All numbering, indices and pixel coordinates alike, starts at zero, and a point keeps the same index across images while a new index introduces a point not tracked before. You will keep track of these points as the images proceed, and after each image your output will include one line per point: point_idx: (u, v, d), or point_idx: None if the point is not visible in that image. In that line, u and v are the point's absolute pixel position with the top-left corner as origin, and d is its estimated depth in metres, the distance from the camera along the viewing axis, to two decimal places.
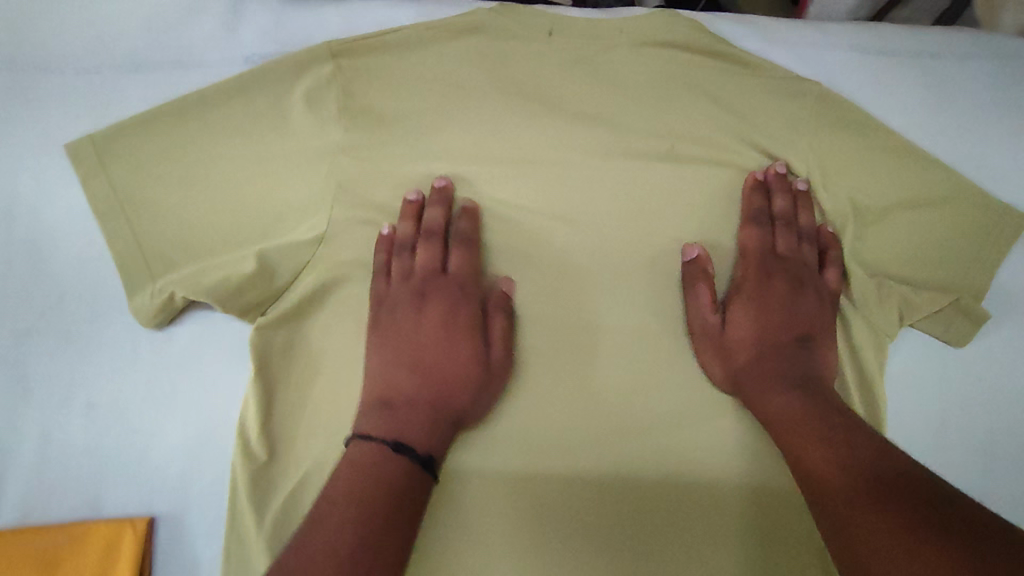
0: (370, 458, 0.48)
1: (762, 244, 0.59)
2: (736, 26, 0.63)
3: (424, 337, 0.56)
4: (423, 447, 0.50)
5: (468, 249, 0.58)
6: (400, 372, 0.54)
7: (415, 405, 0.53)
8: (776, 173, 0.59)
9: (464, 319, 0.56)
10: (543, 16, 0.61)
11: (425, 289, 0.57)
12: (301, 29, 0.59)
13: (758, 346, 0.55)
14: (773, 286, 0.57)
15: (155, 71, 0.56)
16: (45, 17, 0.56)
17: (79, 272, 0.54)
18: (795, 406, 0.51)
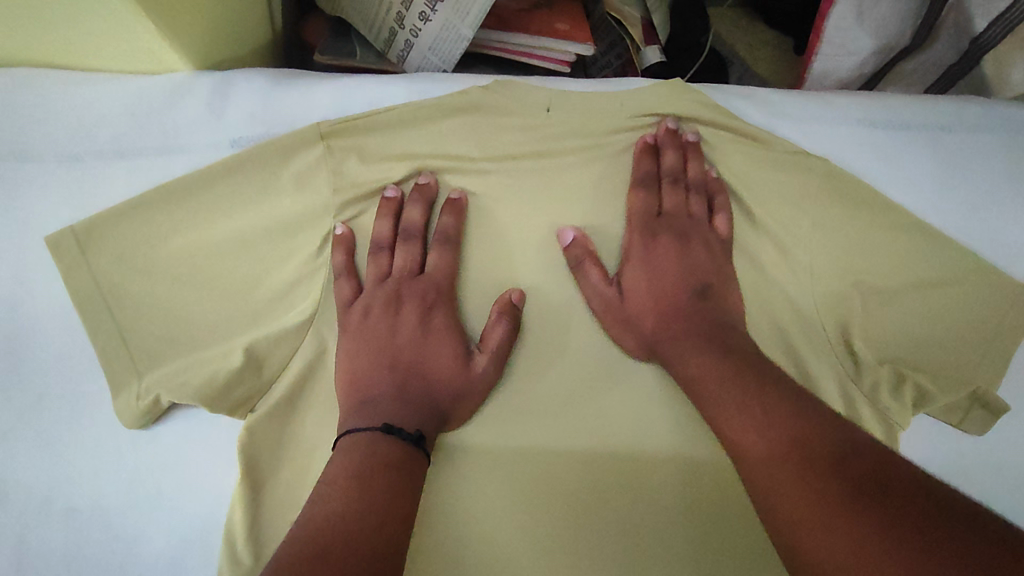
0: (369, 440, 0.47)
1: (642, 205, 0.57)
2: (738, 96, 0.61)
3: (402, 327, 0.54)
4: (411, 424, 0.49)
5: (442, 246, 0.56)
6: (377, 372, 0.52)
7: (407, 396, 0.51)
8: (667, 129, 0.58)
9: (441, 316, 0.55)
10: (541, 92, 0.59)
11: (400, 291, 0.55)
12: (289, 110, 0.57)
13: (658, 304, 0.55)
14: (652, 246, 0.56)
15: (141, 160, 0.55)
16: (23, 103, 0.54)
17: (59, 370, 0.52)
18: (711, 367, 0.49)
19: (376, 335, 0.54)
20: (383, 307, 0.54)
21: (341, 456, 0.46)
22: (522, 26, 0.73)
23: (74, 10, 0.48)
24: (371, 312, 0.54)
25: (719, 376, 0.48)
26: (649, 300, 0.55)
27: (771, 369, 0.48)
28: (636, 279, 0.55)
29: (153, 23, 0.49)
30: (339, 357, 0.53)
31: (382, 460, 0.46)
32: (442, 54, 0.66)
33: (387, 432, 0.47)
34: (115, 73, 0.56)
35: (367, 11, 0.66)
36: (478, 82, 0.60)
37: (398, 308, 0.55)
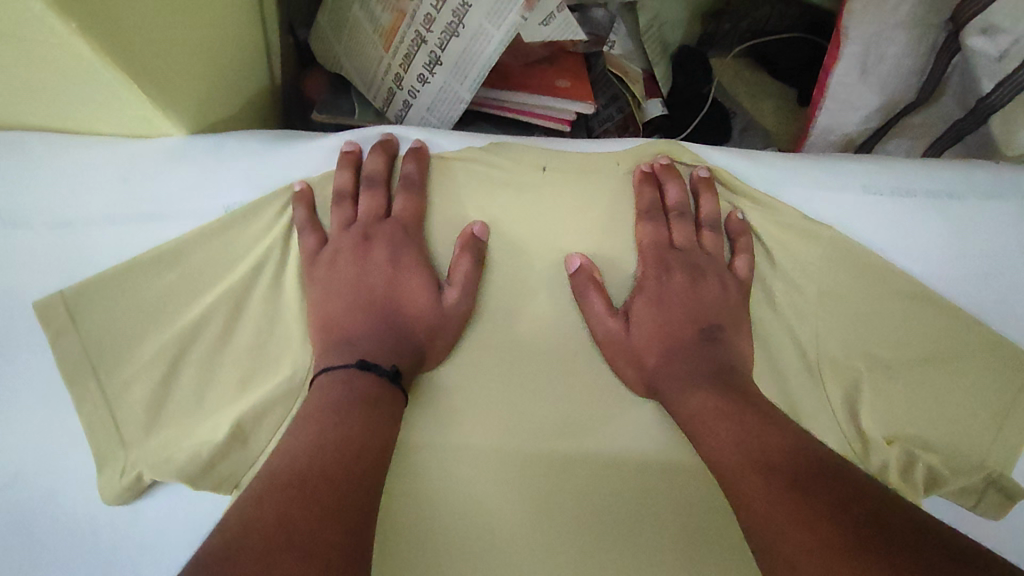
0: (344, 380, 0.48)
1: (654, 229, 0.56)
2: (740, 157, 0.58)
3: (372, 269, 0.54)
4: (388, 361, 0.50)
5: (407, 193, 0.55)
6: (348, 313, 0.52)
7: (382, 335, 0.52)
8: (660, 164, 0.58)
9: (411, 257, 0.54)
10: (537, 151, 0.57)
11: (367, 232, 0.55)
12: (282, 171, 0.56)
13: (666, 343, 0.53)
14: (665, 276, 0.55)
15: (132, 227, 0.54)
16: (15, 172, 0.54)
17: (44, 442, 0.51)
18: (709, 401, 0.49)
19: (346, 276, 0.53)
20: (353, 249, 0.54)
21: (318, 395, 0.47)
22: (522, 83, 0.73)
23: (60, 82, 0.48)
24: (341, 257, 0.54)
25: (726, 416, 0.48)
26: (657, 337, 0.54)
27: (768, 408, 0.48)
28: (644, 306, 0.54)
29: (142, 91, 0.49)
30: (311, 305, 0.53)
31: (358, 400, 0.47)
32: (441, 114, 0.65)
33: (363, 367, 0.49)
34: (107, 138, 0.55)
35: (368, 71, 0.67)
36: (471, 144, 0.57)
37: (367, 249, 0.54)
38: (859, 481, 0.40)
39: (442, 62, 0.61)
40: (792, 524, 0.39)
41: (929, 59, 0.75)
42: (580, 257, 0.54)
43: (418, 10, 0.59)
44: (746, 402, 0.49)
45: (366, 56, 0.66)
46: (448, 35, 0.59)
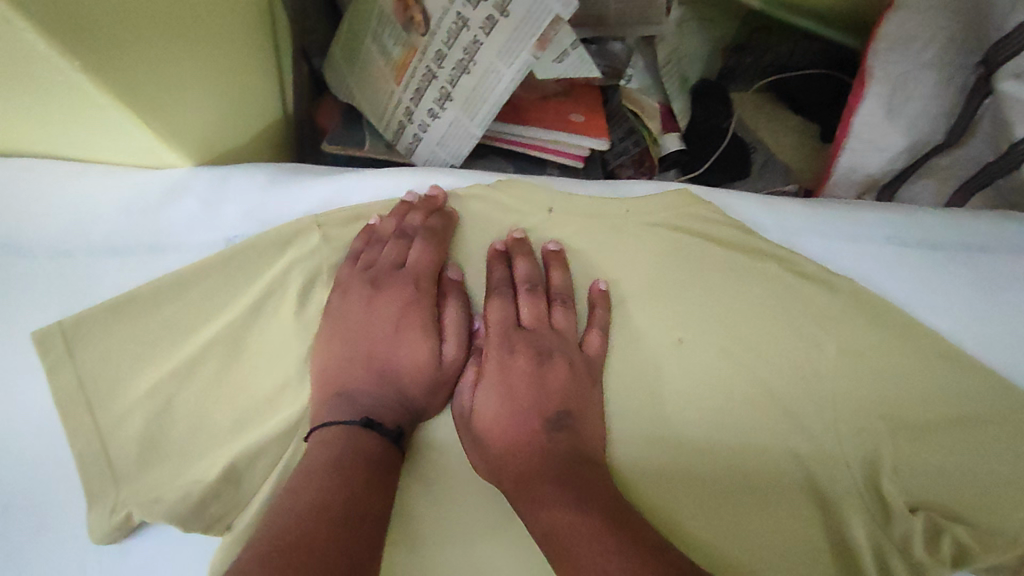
0: (336, 436, 0.46)
1: (405, 294, 0.53)
2: (756, 204, 0.57)
3: (380, 320, 0.52)
4: (391, 420, 0.48)
5: (427, 245, 0.53)
6: (349, 366, 0.51)
7: (357, 396, 0.49)
8: (513, 240, 0.54)
9: (420, 314, 0.52)
10: (545, 191, 0.55)
11: (378, 281, 0.53)
12: (285, 206, 0.55)
13: (506, 433, 0.48)
14: (427, 349, 0.51)
15: (132, 257, 0.53)
16: (20, 197, 0.53)
17: (28, 476, 0.49)
18: (550, 511, 0.44)
19: (355, 319, 0.52)
20: (361, 294, 0.53)
21: (320, 446, 0.46)
22: (536, 117, 0.71)
23: (60, 111, 0.47)
24: (349, 298, 0.53)
25: (591, 534, 0.41)
26: (505, 425, 0.49)
27: (647, 531, 0.42)
28: (408, 369, 0.50)
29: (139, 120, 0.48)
30: (315, 360, 0.52)
31: (360, 452, 0.46)
32: (451, 150, 0.64)
33: (365, 425, 0.47)
34: (112, 167, 0.55)
35: (379, 103, 0.67)
36: (480, 181, 0.57)
37: (374, 301, 0.52)
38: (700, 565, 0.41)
39: (453, 98, 0.60)
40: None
41: (959, 101, 0.72)
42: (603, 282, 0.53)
43: (429, 46, 0.58)
44: (613, 507, 0.43)
45: (377, 89, 0.66)
46: (459, 72, 0.58)
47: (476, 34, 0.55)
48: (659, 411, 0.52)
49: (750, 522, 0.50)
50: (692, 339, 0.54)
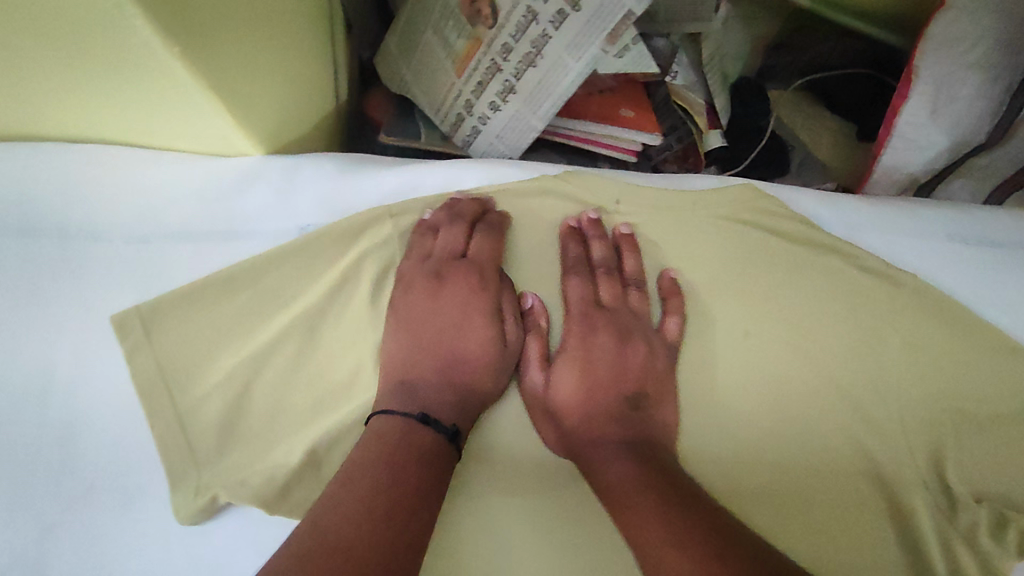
0: (401, 433, 0.46)
1: (468, 287, 0.53)
2: (816, 201, 0.58)
3: (448, 312, 0.53)
4: (447, 419, 0.48)
5: (490, 237, 0.54)
6: (418, 358, 0.51)
7: (416, 388, 0.49)
8: (588, 221, 0.55)
9: (483, 307, 0.52)
10: (612, 183, 0.56)
11: (442, 270, 0.54)
12: (355, 196, 0.56)
13: (586, 408, 0.49)
14: (491, 337, 0.52)
15: (207, 243, 0.54)
16: (98, 182, 0.54)
17: (108, 456, 0.50)
18: (626, 476, 0.45)
19: (420, 308, 0.53)
20: (425, 287, 0.53)
21: (370, 438, 0.45)
22: (589, 112, 0.72)
23: (147, 100, 0.48)
24: (414, 284, 0.54)
25: (654, 502, 0.43)
26: (580, 402, 0.49)
27: (712, 502, 0.43)
28: (473, 359, 0.51)
29: (224, 107, 0.49)
30: (382, 346, 0.52)
31: (413, 451, 0.45)
32: (509, 143, 0.65)
33: (418, 422, 0.46)
34: (185, 156, 0.55)
35: (437, 95, 0.67)
36: (548, 171, 0.57)
37: (439, 289, 0.53)
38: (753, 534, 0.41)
39: (516, 91, 0.60)
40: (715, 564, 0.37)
41: (1004, 101, 0.74)
42: (671, 273, 0.54)
43: (496, 40, 0.59)
44: (680, 480, 0.45)
45: (436, 80, 0.66)
46: (525, 65, 0.58)
47: (545, 28, 0.56)
48: (722, 400, 0.53)
49: (819, 512, 0.51)
50: (758, 330, 0.55)
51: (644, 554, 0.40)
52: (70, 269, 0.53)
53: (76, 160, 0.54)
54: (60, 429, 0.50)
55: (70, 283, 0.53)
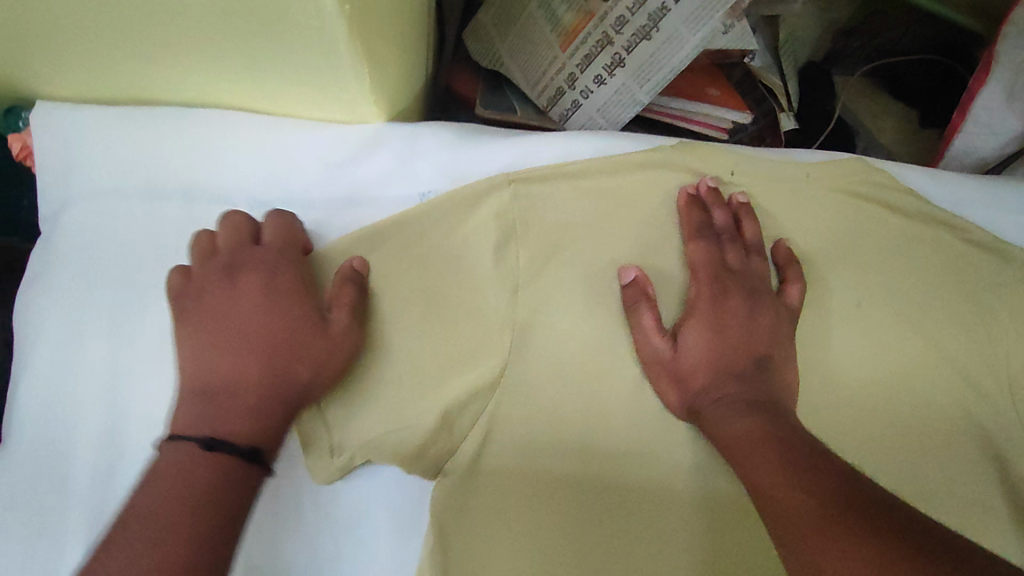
0: (184, 463, 0.43)
1: (261, 276, 0.50)
2: (925, 176, 0.59)
3: (235, 305, 0.49)
4: (246, 439, 0.45)
5: (277, 221, 0.53)
6: (217, 355, 0.48)
7: (237, 394, 0.46)
8: (707, 188, 0.56)
9: (260, 283, 0.50)
10: (728, 154, 0.57)
11: (233, 261, 0.51)
12: (475, 164, 0.57)
13: (715, 367, 0.50)
14: (279, 327, 0.48)
15: (332, 207, 0.56)
16: (226, 148, 0.56)
17: None
18: (752, 430, 0.46)
19: (224, 308, 0.49)
20: (219, 276, 0.50)
21: (150, 476, 0.43)
22: (680, 89, 0.74)
23: (287, 60, 0.49)
24: (209, 280, 0.50)
25: (783, 462, 0.43)
26: (708, 360, 0.50)
27: (839, 462, 0.44)
28: (292, 365, 0.48)
29: (360, 70, 0.49)
30: (183, 351, 0.49)
31: (179, 472, 0.42)
32: (610, 116, 0.67)
33: (208, 448, 0.43)
34: (306, 120, 0.56)
35: (536, 68, 0.67)
36: (664, 142, 0.58)
37: (234, 289, 0.50)
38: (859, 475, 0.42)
39: (626, 64, 0.61)
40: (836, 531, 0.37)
41: None
42: (786, 243, 0.56)
43: (610, 12, 0.59)
44: (810, 441, 0.45)
45: (537, 53, 0.66)
46: (640, 37, 0.59)
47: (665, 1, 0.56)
48: (834, 367, 0.55)
49: (918, 462, 0.55)
50: (870, 297, 0.56)
51: (773, 514, 0.42)
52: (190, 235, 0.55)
53: (201, 122, 0.55)
54: None
55: None
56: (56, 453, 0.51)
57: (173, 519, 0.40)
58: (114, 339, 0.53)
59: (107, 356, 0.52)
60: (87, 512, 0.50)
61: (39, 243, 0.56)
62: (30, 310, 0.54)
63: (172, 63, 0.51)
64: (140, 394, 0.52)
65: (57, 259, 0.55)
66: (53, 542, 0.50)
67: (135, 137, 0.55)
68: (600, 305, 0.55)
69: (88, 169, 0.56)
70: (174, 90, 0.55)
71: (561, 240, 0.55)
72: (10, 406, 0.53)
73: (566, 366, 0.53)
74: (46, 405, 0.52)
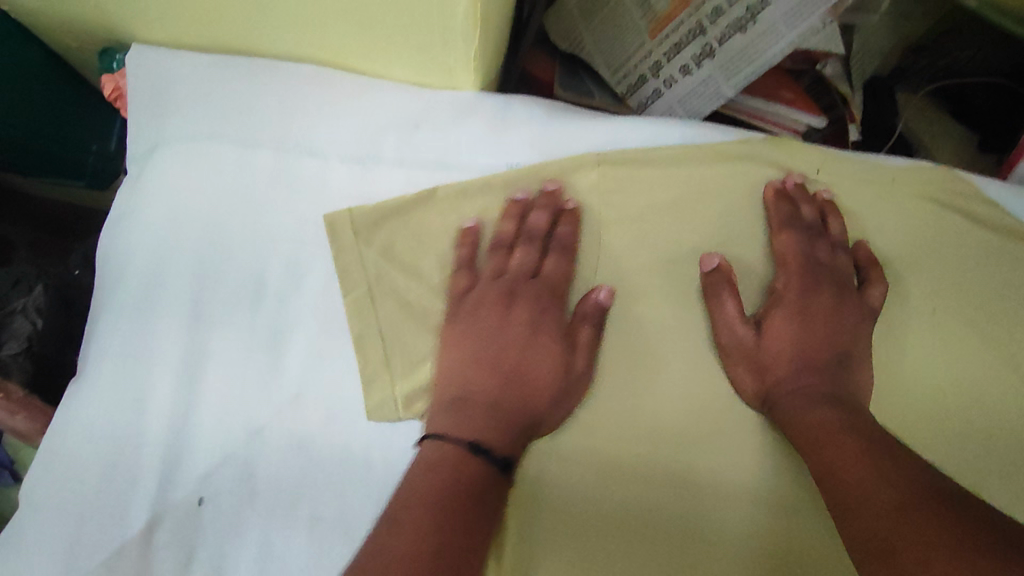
0: (450, 462, 0.45)
1: (533, 310, 0.52)
2: (1004, 188, 0.59)
3: (523, 316, 0.52)
4: (500, 446, 0.47)
5: (561, 258, 0.53)
6: (483, 372, 0.50)
7: (470, 406, 0.48)
8: (793, 182, 0.57)
9: (530, 295, 0.52)
10: (815, 152, 0.58)
11: (514, 288, 0.53)
12: (566, 138, 0.57)
13: (802, 361, 0.51)
14: (543, 345, 0.51)
15: (418, 164, 0.56)
16: (319, 100, 0.56)
17: (320, 371, 0.51)
18: (828, 419, 0.47)
19: (488, 322, 0.52)
20: (494, 301, 0.52)
21: (424, 473, 0.44)
22: (757, 88, 0.74)
23: (394, 17, 0.49)
24: (473, 301, 0.52)
25: (857, 455, 0.43)
26: (794, 352, 0.51)
27: (908, 452, 0.44)
28: (540, 376, 0.50)
29: (464, 33, 0.49)
30: (476, 346, 0.51)
31: (460, 487, 0.44)
32: (690, 107, 0.68)
33: (473, 452, 0.45)
34: (397, 82, 0.57)
35: (620, 54, 0.68)
36: (752, 135, 0.59)
37: (534, 336, 0.51)
38: (940, 475, 0.41)
39: (715, 56, 0.62)
40: (914, 522, 0.37)
41: None
42: (866, 245, 0.56)
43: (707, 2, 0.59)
44: (883, 435, 0.45)
45: (623, 40, 0.67)
46: (734, 30, 0.59)
47: None
48: (908, 372, 0.54)
49: (989, 472, 0.53)
50: (945, 303, 0.56)
51: (844, 498, 0.42)
52: (278, 184, 0.55)
53: (297, 75, 0.56)
54: (268, 334, 0.52)
55: (283, 197, 0.55)
56: (134, 387, 0.50)
57: (420, 509, 0.42)
58: (197, 278, 0.53)
59: (187, 296, 0.52)
60: (160, 448, 0.49)
61: (126, 184, 0.57)
62: (116, 245, 0.54)
63: (276, 14, 0.51)
64: (221, 332, 0.52)
65: (146, 194, 0.55)
66: (124, 479, 0.49)
67: (229, 83, 0.56)
68: (678, 287, 0.54)
69: (180, 112, 0.57)
70: (272, 43, 0.55)
71: (639, 221, 0.55)
72: (87, 340, 0.53)
73: (640, 347, 0.53)
74: (126, 340, 0.52)
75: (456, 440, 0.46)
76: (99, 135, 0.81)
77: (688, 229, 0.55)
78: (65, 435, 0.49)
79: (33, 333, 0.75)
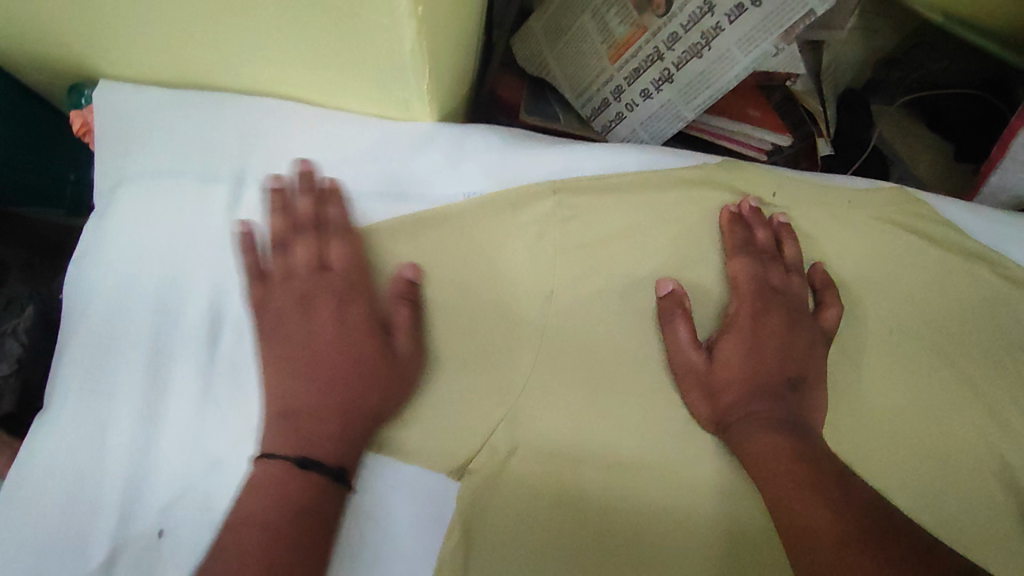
0: (285, 475, 0.46)
1: (335, 298, 0.51)
2: (962, 208, 0.59)
3: (315, 312, 0.51)
4: (333, 457, 0.47)
5: (342, 242, 0.54)
6: (298, 379, 0.49)
7: (301, 417, 0.48)
8: (748, 206, 0.57)
9: (327, 289, 0.52)
10: (770, 176, 0.59)
11: (308, 291, 0.52)
12: (522, 165, 0.57)
13: (754, 385, 0.50)
14: (333, 337, 0.50)
15: (376, 194, 0.57)
16: (280, 134, 0.57)
17: None
18: (777, 445, 0.47)
19: (297, 328, 0.51)
20: (292, 306, 0.51)
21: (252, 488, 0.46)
22: (722, 108, 0.75)
23: (345, 55, 0.50)
24: (280, 305, 0.52)
25: (805, 484, 0.44)
26: (745, 374, 0.51)
27: (855, 480, 0.44)
28: (366, 362, 0.50)
29: (415, 69, 0.50)
30: (279, 346, 0.51)
31: (287, 501, 0.45)
32: (653, 130, 0.69)
33: (301, 467, 0.46)
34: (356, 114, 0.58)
35: (583, 78, 0.69)
36: (709, 159, 0.59)
37: (314, 327, 0.50)
38: (887, 505, 0.42)
39: (673, 81, 0.63)
40: (860, 560, 0.37)
41: None
42: (822, 267, 0.57)
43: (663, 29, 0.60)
44: (830, 463, 0.46)
45: (585, 65, 0.68)
46: (690, 56, 0.60)
47: (719, 20, 0.57)
48: (862, 394, 0.55)
49: (943, 492, 0.53)
50: (899, 324, 0.56)
51: (792, 528, 0.42)
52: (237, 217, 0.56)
53: (258, 108, 0.57)
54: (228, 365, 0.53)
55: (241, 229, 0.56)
56: (96, 423, 0.51)
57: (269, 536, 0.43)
58: (157, 312, 0.54)
59: (148, 330, 0.53)
60: (122, 482, 0.50)
61: (92, 219, 0.58)
62: (80, 281, 0.55)
63: (234, 53, 0.52)
64: (180, 366, 0.53)
65: (110, 230, 0.56)
66: (87, 511, 0.50)
67: (190, 118, 0.57)
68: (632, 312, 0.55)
69: (144, 147, 0.58)
70: (233, 79, 0.57)
71: (595, 247, 0.56)
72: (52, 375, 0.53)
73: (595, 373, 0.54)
74: (89, 375, 0.53)
75: (280, 458, 0.46)
76: (76, 165, 0.84)
77: (642, 256, 0.56)
78: (29, 473, 0.50)
79: (21, 355, 0.74)
